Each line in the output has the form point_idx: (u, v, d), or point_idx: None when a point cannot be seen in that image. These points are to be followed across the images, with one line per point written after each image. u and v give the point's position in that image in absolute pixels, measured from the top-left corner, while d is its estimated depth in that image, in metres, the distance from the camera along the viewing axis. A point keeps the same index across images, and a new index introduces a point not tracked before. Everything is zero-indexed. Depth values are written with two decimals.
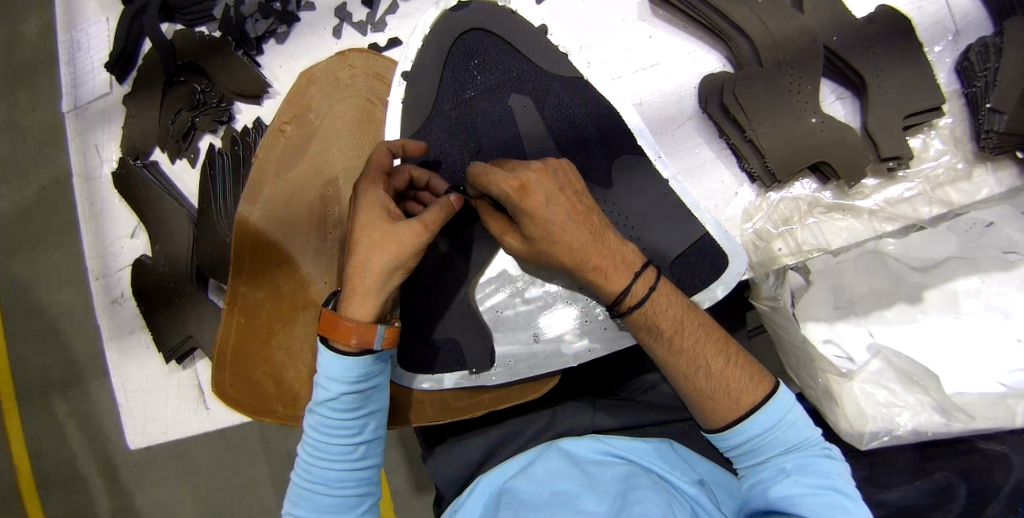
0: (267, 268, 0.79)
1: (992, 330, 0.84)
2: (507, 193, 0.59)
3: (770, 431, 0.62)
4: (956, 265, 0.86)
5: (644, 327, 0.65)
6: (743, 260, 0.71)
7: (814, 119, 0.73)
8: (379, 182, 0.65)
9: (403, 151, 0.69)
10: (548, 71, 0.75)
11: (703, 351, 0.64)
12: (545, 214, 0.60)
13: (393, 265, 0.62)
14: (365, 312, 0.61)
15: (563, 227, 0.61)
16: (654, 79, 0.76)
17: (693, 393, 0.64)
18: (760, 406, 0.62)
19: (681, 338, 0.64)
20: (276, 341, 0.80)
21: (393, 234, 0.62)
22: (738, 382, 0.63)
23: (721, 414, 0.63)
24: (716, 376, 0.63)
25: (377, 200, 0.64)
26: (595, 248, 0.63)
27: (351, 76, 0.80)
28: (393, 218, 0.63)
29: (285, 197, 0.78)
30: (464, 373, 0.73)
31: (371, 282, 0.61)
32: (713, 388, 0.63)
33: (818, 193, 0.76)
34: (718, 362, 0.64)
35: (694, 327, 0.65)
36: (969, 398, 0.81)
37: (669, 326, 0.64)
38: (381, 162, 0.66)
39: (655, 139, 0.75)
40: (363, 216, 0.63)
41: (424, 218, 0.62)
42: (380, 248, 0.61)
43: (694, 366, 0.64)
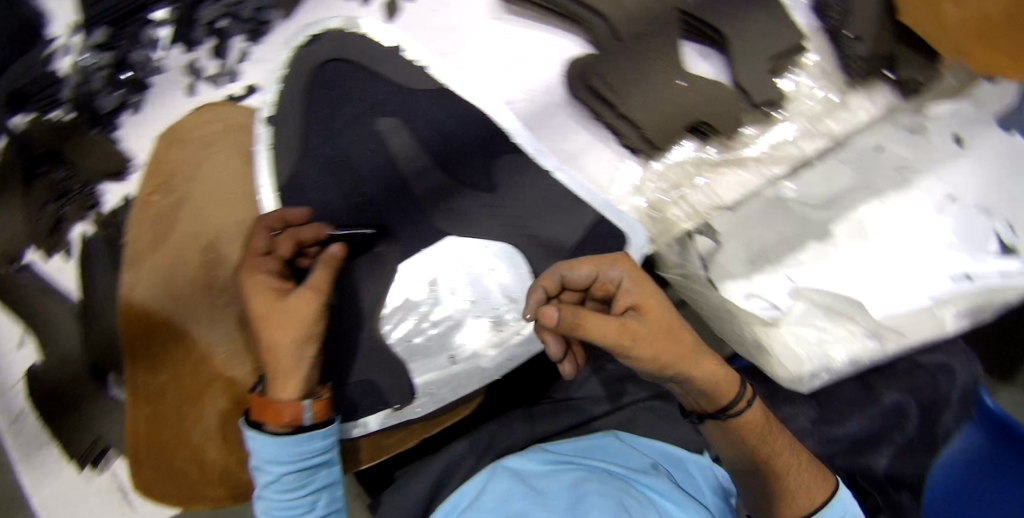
0: (160, 348, 0.74)
1: (908, 247, 0.85)
2: (629, 278, 0.58)
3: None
4: (858, 196, 0.87)
5: (750, 435, 0.62)
6: (642, 236, 0.71)
7: (682, 81, 0.71)
8: (258, 266, 0.64)
9: (283, 221, 0.68)
10: (410, 87, 0.73)
11: (793, 461, 0.63)
12: (659, 309, 0.57)
13: (303, 335, 0.62)
14: (290, 392, 0.63)
15: (678, 328, 0.57)
16: (518, 75, 0.74)
17: (780, 493, 0.62)
18: (831, 499, 0.62)
19: (777, 460, 0.62)
20: (189, 427, 0.74)
21: (290, 311, 0.62)
22: (813, 492, 0.62)
23: (792, 517, 0.62)
24: (796, 476, 0.62)
25: (262, 285, 0.63)
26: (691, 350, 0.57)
27: (213, 131, 0.77)
28: (284, 295, 0.63)
29: (165, 269, 0.74)
30: (387, 411, 0.70)
31: (286, 360, 0.62)
32: (790, 495, 0.62)
33: (700, 152, 0.74)
34: (803, 462, 0.64)
35: (781, 437, 0.64)
36: (897, 318, 0.83)
37: (766, 427, 0.63)
38: (257, 243, 0.65)
39: (530, 133, 0.72)
40: (254, 305, 0.62)
41: (313, 283, 0.63)
42: (283, 329, 0.61)
43: (789, 466, 0.62)
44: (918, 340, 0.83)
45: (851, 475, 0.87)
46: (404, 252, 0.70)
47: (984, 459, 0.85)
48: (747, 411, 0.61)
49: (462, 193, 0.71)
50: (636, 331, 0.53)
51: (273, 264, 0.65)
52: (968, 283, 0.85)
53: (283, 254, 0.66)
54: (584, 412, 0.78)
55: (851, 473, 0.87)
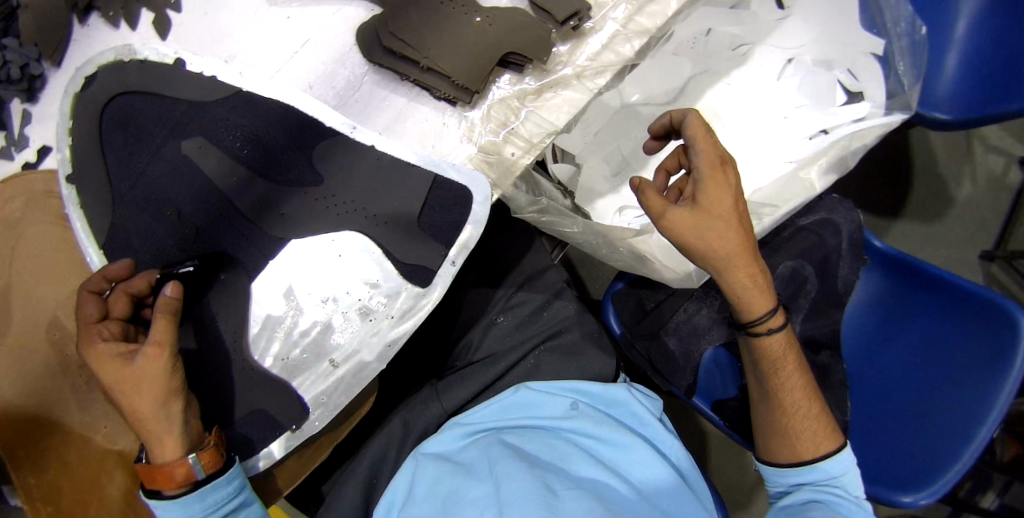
0: (36, 446, 0.69)
1: (761, 119, 0.91)
2: (707, 172, 0.64)
3: (829, 482, 0.73)
4: (702, 84, 0.91)
5: (767, 355, 0.73)
6: (484, 184, 0.68)
7: (479, 18, 0.69)
8: (93, 335, 0.63)
9: (109, 280, 0.66)
10: (203, 101, 0.68)
11: (798, 390, 0.74)
12: (728, 193, 0.64)
13: (164, 390, 0.62)
14: (172, 453, 0.63)
15: (739, 216, 0.64)
16: (311, 57, 0.70)
17: (783, 424, 0.74)
18: (832, 455, 0.73)
19: (786, 386, 0.73)
20: (98, 513, 0.70)
21: (138, 372, 0.62)
22: (820, 431, 0.74)
23: (793, 453, 0.75)
24: (806, 414, 0.74)
25: (104, 353, 0.62)
26: (734, 254, 0.65)
27: (17, 208, 0.71)
28: (130, 358, 0.62)
29: (9, 367, 0.69)
30: (287, 434, 0.68)
31: (151, 420, 0.62)
32: (799, 423, 0.74)
33: (519, 85, 0.71)
34: (817, 411, 0.74)
35: (794, 368, 0.74)
36: (769, 191, 0.85)
37: (783, 359, 0.73)
38: (87, 312, 0.64)
39: (341, 113, 0.69)
40: (101, 375, 0.62)
41: (153, 339, 0.62)
42: (140, 393, 0.61)
43: (797, 404, 0.73)
44: (793, 208, 0.82)
45: None
46: (251, 271, 0.68)
47: (885, 297, 0.93)
48: (767, 338, 0.72)
49: (290, 195, 0.68)
50: (709, 208, 0.63)
51: (112, 327, 0.64)
52: (826, 136, 0.86)
53: (120, 314, 0.65)
54: (489, 373, 0.78)
55: None
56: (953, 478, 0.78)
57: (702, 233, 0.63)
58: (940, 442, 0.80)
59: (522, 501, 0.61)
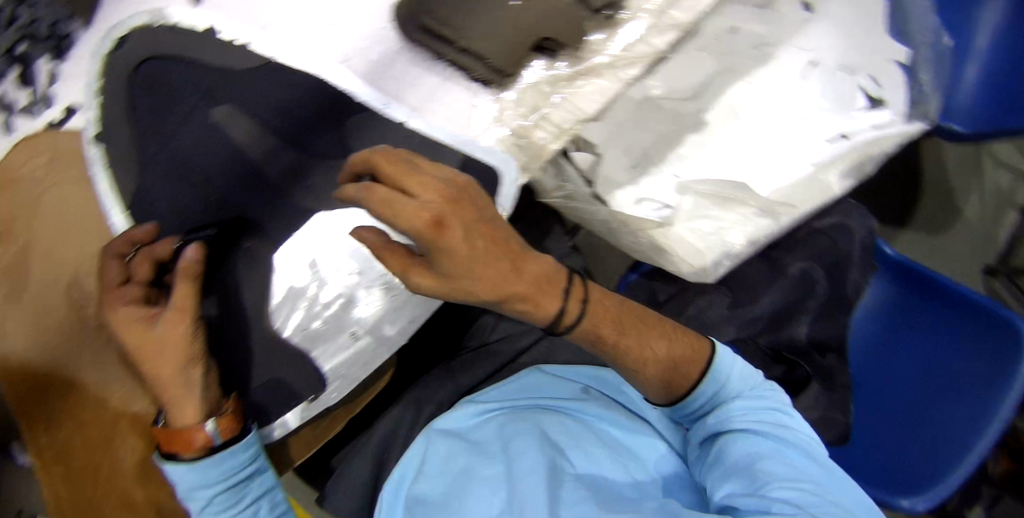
0: (51, 405, 0.70)
1: (781, 120, 0.90)
2: (430, 243, 0.51)
3: (723, 397, 0.68)
4: (723, 81, 0.90)
5: (589, 335, 0.63)
6: (513, 167, 0.69)
7: (514, 1, 0.68)
8: (116, 299, 0.62)
9: (132, 243, 0.65)
10: (234, 69, 0.68)
11: (653, 351, 0.66)
12: (457, 242, 0.52)
13: (185, 356, 0.62)
14: (192, 417, 0.62)
15: (495, 259, 0.55)
16: (344, 30, 0.69)
17: (634, 367, 0.66)
18: (697, 378, 0.66)
19: (631, 352, 0.65)
20: (111, 473, 0.72)
21: (158, 337, 0.61)
22: (686, 363, 0.67)
23: (660, 390, 0.67)
24: (665, 358, 0.66)
25: (125, 317, 0.61)
26: (538, 288, 0.58)
27: (43, 164, 0.71)
28: (151, 322, 0.62)
29: (30, 325, 0.69)
30: (304, 405, 0.69)
31: (172, 384, 0.61)
32: (659, 370, 0.66)
33: (552, 71, 0.72)
34: (664, 351, 0.66)
35: (632, 329, 0.66)
36: (785, 191, 0.86)
37: (617, 328, 0.65)
38: (110, 276, 0.63)
39: (372, 89, 0.68)
40: (122, 339, 0.61)
41: (174, 304, 0.61)
42: (161, 358, 0.60)
43: (643, 359, 0.65)
44: (810, 208, 0.84)
45: (776, 348, 0.90)
46: (276, 239, 0.69)
47: (892, 306, 0.95)
48: (580, 322, 0.62)
49: (318, 166, 0.68)
50: (466, 258, 0.53)
51: (134, 290, 0.63)
52: (844, 141, 0.88)
53: (142, 278, 0.64)
54: (505, 353, 0.79)
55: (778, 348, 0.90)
56: (956, 481, 0.77)
57: (452, 292, 0.55)
58: (940, 444, 0.81)
59: (531, 478, 0.62)
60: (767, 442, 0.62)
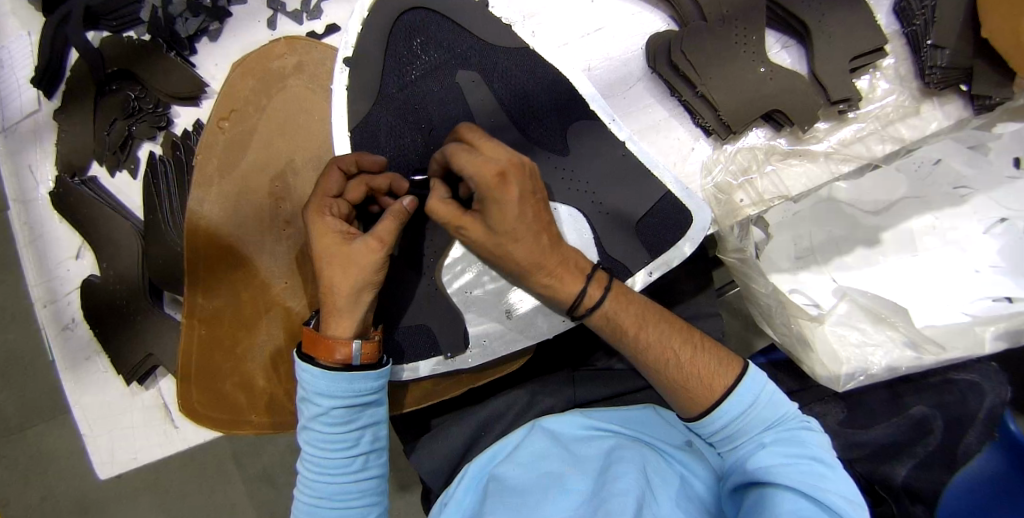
0: (220, 275, 0.76)
1: (954, 264, 0.90)
2: (487, 192, 0.58)
3: (744, 416, 0.63)
4: (909, 208, 0.91)
5: (611, 332, 0.66)
6: (707, 216, 0.71)
7: (764, 69, 0.73)
8: (325, 208, 0.66)
9: (358, 165, 0.69)
10: (494, 45, 0.74)
11: (671, 352, 0.65)
12: (513, 205, 0.58)
13: (362, 283, 0.65)
14: (343, 331, 0.66)
15: (526, 236, 0.60)
16: (600, 44, 0.75)
17: (668, 383, 0.65)
18: (731, 391, 0.63)
19: (651, 348, 0.65)
20: (244, 353, 0.76)
21: (353, 255, 0.64)
22: (709, 369, 0.64)
23: (695, 402, 0.64)
24: (686, 364, 0.64)
25: (329, 226, 0.66)
26: (549, 254, 0.62)
27: (291, 66, 0.78)
28: (349, 239, 0.65)
29: (234, 197, 0.76)
30: (440, 358, 0.72)
31: (336, 298, 0.66)
32: (685, 377, 0.64)
33: (772, 141, 0.76)
34: (686, 351, 0.65)
35: (660, 328, 0.66)
36: (939, 331, 0.85)
37: (639, 320, 0.66)
38: (329, 186, 0.67)
39: (607, 103, 0.74)
40: (320, 244, 0.65)
41: (378, 234, 0.64)
42: (344, 273, 0.64)
43: (664, 359, 0.65)
44: (959, 357, 0.81)
45: (868, 481, 0.87)
46: None
47: (1002, 487, 0.80)
48: (608, 303, 0.65)
49: (536, 153, 0.72)
50: (508, 221, 0.58)
51: (342, 206, 0.67)
52: (1009, 305, 0.86)
53: (352, 198, 0.68)
54: (622, 383, 0.81)
55: (869, 479, 0.87)
56: None
57: (492, 246, 0.61)
58: None
59: (622, 500, 0.61)
60: (811, 506, 0.55)
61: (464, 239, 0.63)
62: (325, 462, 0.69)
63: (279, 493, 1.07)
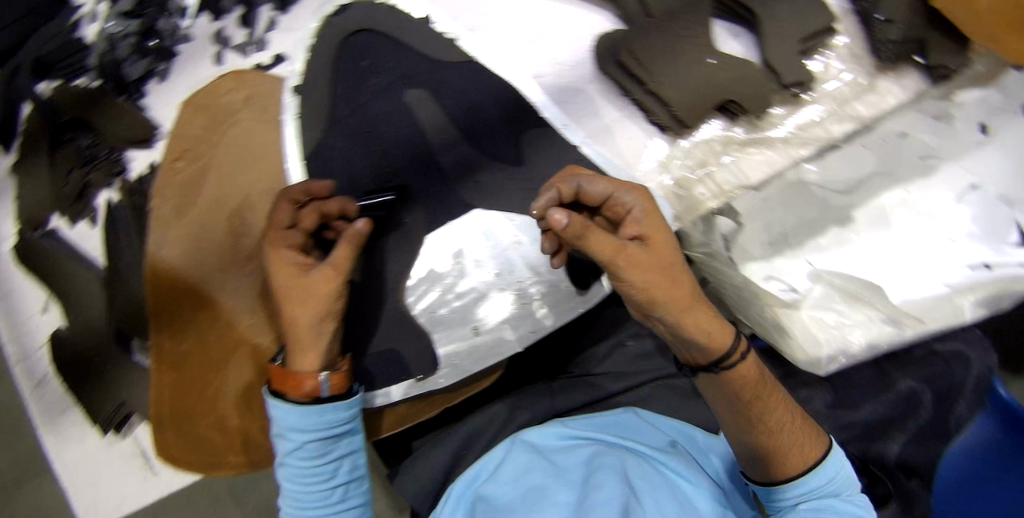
0: (185, 316, 0.75)
1: (929, 236, 0.87)
2: (644, 206, 0.54)
3: (823, 484, 0.56)
4: (879, 183, 0.87)
5: (740, 390, 0.56)
6: (668, 212, 0.71)
7: (711, 59, 0.71)
8: (279, 240, 0.64)
9: (307, 193, 0.68)
10: (441, 61, 0.73)
11: (784, 418, 0.58)
12: (662, 226, 0.54)
13: (323, 312, 0.63)
14: (310, 363, 0.65)
15: (679, 269, 0.52)
16: (547, 50, 0.74)
17: (774, 451, 0.56)
18: (823, 462, 0.57)
19: (770, 416, 0.57)
20: (216, 394, 0.75)
21: (310, 285, 0.63)
22: (807, 439, 0.58)
23: (789, 467, 0.56)
24: (791, 428, 0.58)
25: (284, 258, 0.63)
26: (698, 301, 0.54)
27: (240, 99, 0.77)
28: (306, 269, 0.64)
29: (192, 237, 0.75)
30: (411, 381, 0.71)
31: (299, 330, 0.64)
32: (788, 443, 0.56)
33: (728, 132, 0.73)
34: (795, 421, 0.58)
35: (777, 398, 0.59)
36: (919, 305, 0.84)
37: (757, 384, 0.57)
38: (280, 217, 0.65)
39: (559, 109, 0.73)
40: (278, 279, 0.64)
41: (333, 261, 0.62)
42: (304, 305, 0.62)
43: (778, 426, 0.57)
44: (938, 329, 0.82)
45: (863, 461, 0.83)
46: (430, 224, 0.71)
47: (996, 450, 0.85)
48: (741, 364, 0.55)
49: (491, 166, 0.71)
50: (660, 242, 0.52)
51: (295, 237, 0.65)
52: (989, 271, 0.85)
53: (305, 226, 0.67)
54: (601, 389, 0.79)
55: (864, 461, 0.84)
56: None
57: (652, 281, 0.50)
58: None
59: (604, 509, 0.59)
60: None
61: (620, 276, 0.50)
62: (304, 497, 0.67)
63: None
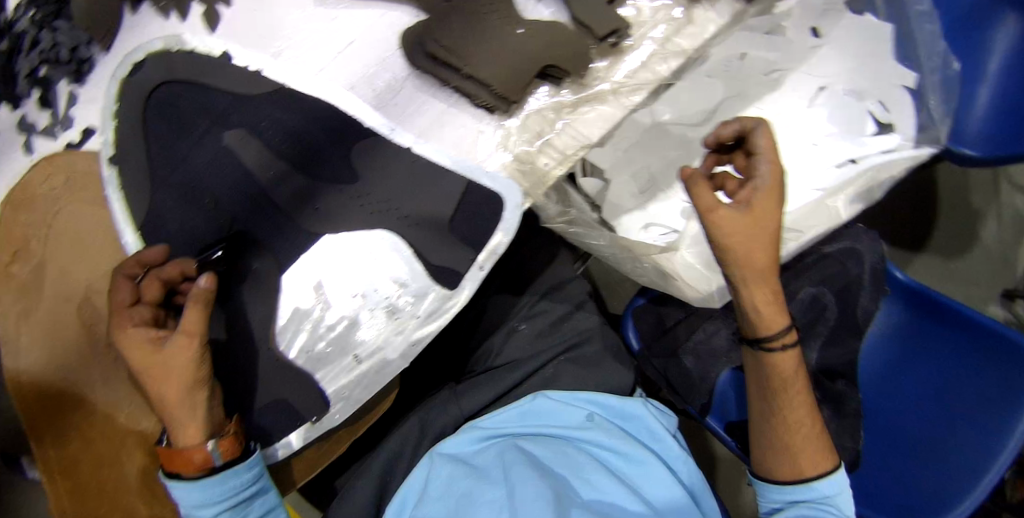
0: (59, 421, 0.71)
1: (795, 143, 0.91)
2: (769, 177, 0.65)
3: (817, 501, 0.72)
4: (732, 108, 0.91)
5: (774, 377, 0.71)
6: (517, 192, 0.69)
7: (520, 29, 0.69)
8: (126, 320, 0.63)
9: (142, 265, 0.65)
10: (251, 96, 0.71)
11: (803, 422, 0.72)
12: (760, 199, 0.64)
13: (191, 381, 0.61)
14: (192, 436, 0.62)
15: (768, 241, 0.64)
16: (355, 58, 0.71)
17: (778, 444, 0.72)
18: (827, 475, 0.72)
19: (791, 412, 0.72)
20: (116, 489, 0.72)
21: (167, 360, 0.61)
22: (818, 452, 0.72)
23: (788, 471, 0.73)
24: (812, 440, 0.72)
25: (135, 338, 0.62)
26: (762, 279, 0.66)
27: (62, 184, 0.74)
28: (159, 343, 0.62)
29: (45, 337, 0.71)
30: (306, 426, 0.69)
31: (171, 407, 0.62)
32: (800, 444, 0.72)
33: (556, 97, 0.72)
34: (812, 428, 0.73)
35: (802, 396, 0.72)
36: (796, 217, 0.85)
37: (791, 379, 0.72)
38: (120, 298, 0.63)
39: (380, 114, 0.70)
40: (132, 361, 0.61)
41: (184, 327, 0.60)
42: (165, 380, 0.60)
43: (796, 421, 0.72)
44: (817, 235, 0.84)
45: None
46: (281, 264, 0.69)
47: (901, 334, 0.94)
48: (781, 353, 0.70)
49: (326, 191, 0.70)
50: (759, 219, 0.63)
51: (144, 312, 0.64)
52: (854, 166, 0.88)
53: (151, 299, 0.65)
54: (505, 379, 0.78)
55: None
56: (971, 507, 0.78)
57: (735, 244, 0.63)
58: (954, 473, 0.81)
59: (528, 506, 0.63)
60: None
61: (716, 233, 0.63)
62: None
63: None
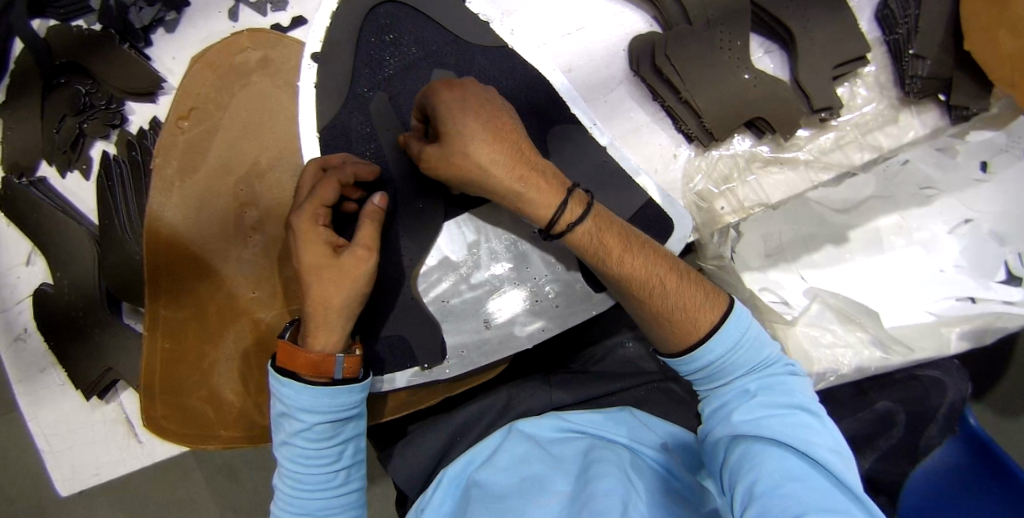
0: (185, 283, 0.72)
1: (918, 263, 0.91)
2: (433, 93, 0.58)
3: (725, 359, 0.58)
4: (875, 207, 0.91)
5: (595, 255, 0.61)
6: (688, 224, 0.71)
7: (748, 75, 0.72)
8: (319, 215, 0.60)
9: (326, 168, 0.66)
10: (471, 42, 0.71)
11: (658, 280, 0.60)
12: (467, 119, 0.57)
13: (353, 297, 0.60)
14: (330, 343, 0.60)
15: (502, 158, 0.57)
16: (581, 43, 0.74)
17: (652, 316, 0.60)
18: (719, 323, 0.58)
19: (656, 300, 0.60)
20: (211, 366, 0.73)
21: (342, 267, 0.59)
22: (692, 301, 0.59)
23: (678, 337, 0.59)
24: (672, 295, 0.60)
25: (318, 235, 0.60)
26: (508, 174, 0.58)
27: (256, 61, 0.74)
28: (338, 251, 0.60)
29: (196, 201, 0.72)
30: (416, 370, 0.70)
31: (320, 315, 0.60)
32: (668, 310, 0.59)
33: (754, 149, 0.79)
34: (673, 278, 0.61)
35: (641, 256, 0.61)
36: (903, 331, 0.87)
37: (608, 253, 0.60)
38: (325, 195, 0.60)
39: (588, 105, 0.73)
40: (308, 256, 0.59)
41: (365, 240, 0.59)
42: (338, 287, 0.59)
43: (649, 287, 0.60)
44: (925, 358, 0.84)
45: None
46: (447, 212, 0.70)
47: (957, 475, 0.87)
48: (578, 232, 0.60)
49: None
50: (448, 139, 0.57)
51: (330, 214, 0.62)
52: (972, 304, 0.87)
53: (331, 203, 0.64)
54: (596, 387, 0.79)
55: None
56: None
57: (457, 174, 0.58)
58: None
59: (609, 499, 0.58)
60: (798, 459, 0.50)
61: (433, 167, 0.59)
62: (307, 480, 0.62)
63: (244, 493, 0.99)
